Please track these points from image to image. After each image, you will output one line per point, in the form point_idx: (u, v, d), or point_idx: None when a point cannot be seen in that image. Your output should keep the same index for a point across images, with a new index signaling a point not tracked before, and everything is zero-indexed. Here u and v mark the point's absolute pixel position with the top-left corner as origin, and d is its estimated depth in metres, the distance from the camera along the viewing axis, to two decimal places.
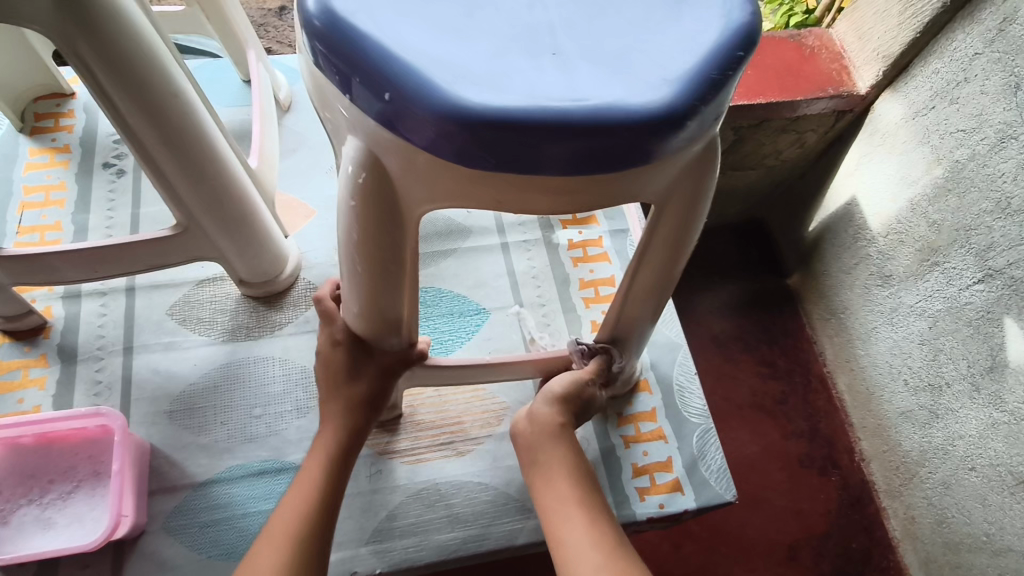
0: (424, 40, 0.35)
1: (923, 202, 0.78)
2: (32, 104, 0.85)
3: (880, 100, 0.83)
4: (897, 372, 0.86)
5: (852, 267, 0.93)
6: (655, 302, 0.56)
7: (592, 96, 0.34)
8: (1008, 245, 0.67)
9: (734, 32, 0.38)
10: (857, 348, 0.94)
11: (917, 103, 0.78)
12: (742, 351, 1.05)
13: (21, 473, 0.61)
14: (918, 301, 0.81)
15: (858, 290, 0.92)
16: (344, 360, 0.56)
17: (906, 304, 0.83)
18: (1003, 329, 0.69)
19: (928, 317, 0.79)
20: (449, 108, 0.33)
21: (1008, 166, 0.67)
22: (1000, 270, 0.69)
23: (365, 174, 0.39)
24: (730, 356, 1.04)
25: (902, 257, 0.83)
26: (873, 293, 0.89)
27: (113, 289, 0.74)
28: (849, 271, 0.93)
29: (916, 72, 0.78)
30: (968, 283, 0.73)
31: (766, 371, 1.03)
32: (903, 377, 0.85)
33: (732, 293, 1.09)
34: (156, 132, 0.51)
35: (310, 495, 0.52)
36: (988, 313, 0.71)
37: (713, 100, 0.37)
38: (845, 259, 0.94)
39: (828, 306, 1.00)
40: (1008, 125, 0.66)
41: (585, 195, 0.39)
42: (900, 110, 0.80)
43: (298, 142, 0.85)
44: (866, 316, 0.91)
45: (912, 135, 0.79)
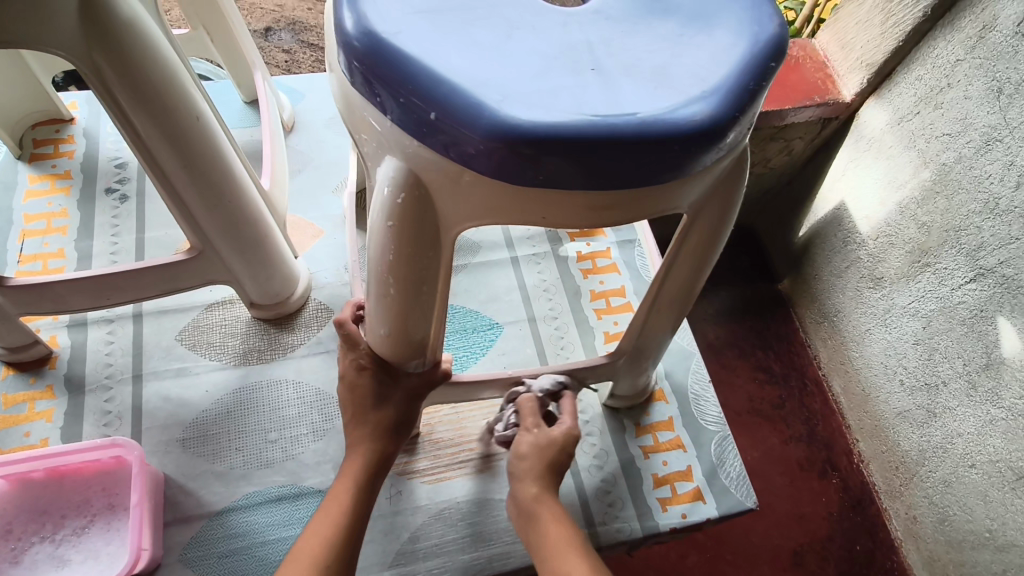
0: (467, 60, 0.35)
1: (912, 205, 0.80)
2: (30, 131, 0.83)
3: (866, 107, 0.86)
4: (893, 373, 0.87)
5: (844, 271, 0.94)
6: (678, 312, 0.56)
7: (638, 111, 0.34)
8: (998, 244, 0.69)
9: (766, 43, 0.38)
10: (851, 350, 0.95)
11: (901, 109, 0.80)
12: (737, 357, 1.05)
13: (33, 509, 0.59)
14: (911, 302, 0.82)
15: (850, 293, 0.93)
16: (370, 384, 0.55)
17: (899, 305, 0.84)
18: (996, 327, 0.71)
19: (922, 317, 0.81)
20: (498, 127, 0.33)
21: (994, 168, 0.69)
22: (991, 268, 0.70)
23: (404, 195, 0.38)
24: (727, 364, 1.05)
25: (893, 259, 0.84)
26: (866, 296, 0.90)
27: (120, 316, 0.73)
28: (840, 275, 0.95)
29: (900, 79, 0.80)
30: (960, 283, 0.74)
31: (763, 377, 1.04)
32: (899, 378, 0.86)
33: (725, 301, 1.10)
34: (176, 155, 0.52)
35: (337, 520, 0.51)
36: (981, 312, 0.72)
37: (749, 110, 0.37)
38: (836, 263, 0.95)
39: (821, 310, 1.01)
40: (993, 128, 0.68)
41: (627, 208, 0.39)
42: (886, 116, 0.83)
43: (301, 162, 0.84)
44: (859, 319, 0.93)
45: (897, 141, 0.81)
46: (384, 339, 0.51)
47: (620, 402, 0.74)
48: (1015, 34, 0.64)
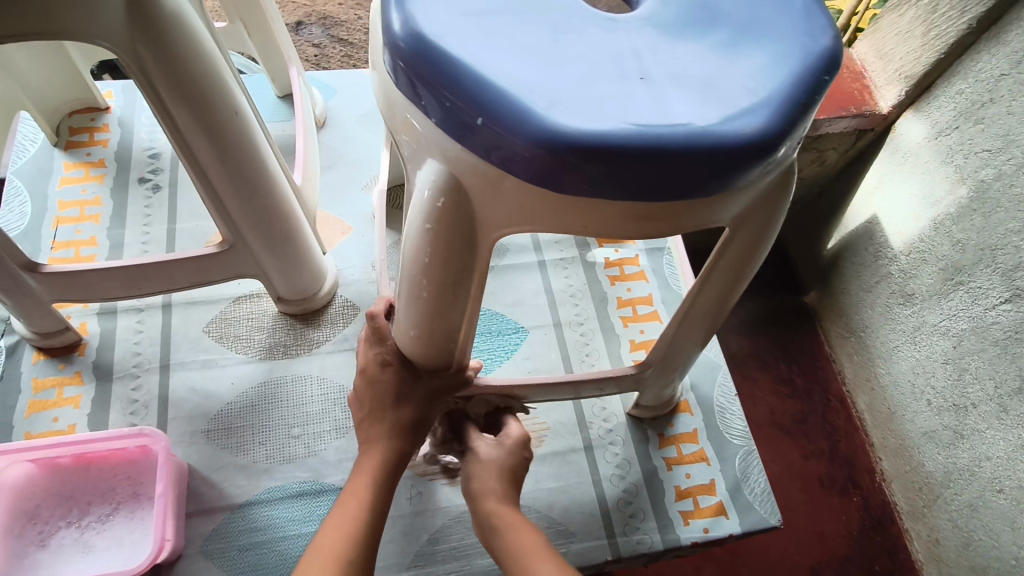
0: (514, 65, 0.34)
1: (947, 221, 0.78)
2: (67, 119, 0.84)
3: (901, 120, 0.84)
4: (920, 392, 0.85)
5: (873, 286, 0.92)
6: (710, 325, 0.55)
7: (687, 122, 0.34)
8: None
9: (819, 56, 0.37)
10: (878, 367, 0.93)
11: (940, 123, 0.78)
12: (759, 369, 1.03)
13: (60, 494, 0.59)
14: (942, 321, 0.80)
15: (879, 309, 0.91)
16: (393, 382, 0.54)
17: (929, 323, 0.82)
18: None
19: (953, 336, 0.79)
20: (545, 134, 0.33)
21: None
22: None
23: (444, 198, 0.38)
24: (748, 376, 1.03)
25: (925, 276, 0.82)
26: (895, 312, 0.88)
27: (150, 305, 0.73)
28: (869, 290, 0.93)
29: (939, 93, 0.78)
30: (995, 303, 0.72)
31: (784, 391, 1.02)
32: (926, 397, 0.84)
33: (750, 311, 1.08)
34: (214, 149, 0.52)
35: (357, 516, 0.51)
36: (1015, 333, 0.70)
37: (800, 124, 0.36)
38: (865, 278, 0.93)
39: (847, 325, 0.99)
40: None
41: (673, 220, 0.38)
42: (923, 129, 0.81)
43: (331, 158, 0.84)
44: (886, 335, 0.91)
45: (934, 155, 0.79)
46: (413, 340, 0.50)
47: (643, 413, 0.73)
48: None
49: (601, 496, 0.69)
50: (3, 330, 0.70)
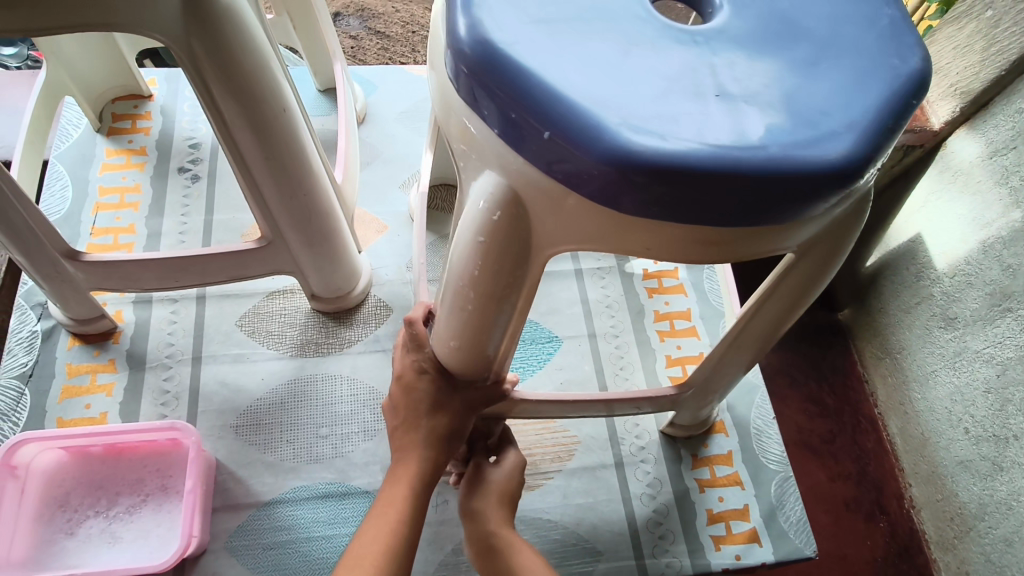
0: (586, 77, 0.32)
1: (997, 245, 0.75)
2: (110, 105, 0.85)
3: (953, 136, 0.80)
4: (957, 420, 0.82)
5: (912, 307, 0.89)
6: (758, 349, 0.53)
7: (768, 145, 0.32)
8: None
9: (906, 79, 0.35)
10: (913, 392, 0.90)
11: (996, 142, 0.74)
12: (787, 386, 0.98)
13: (90, 483, 0.59)
14: (986, 347, 0.77)
15: (917, 331, 0.88)
16: (428, 391, 0.53)
17: (972, 349, 0.79)
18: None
19: (996, 364, 0.75)
20: (617, 153, 0.31)
21: None
22: None
23: (500, 212, 0.36)
24: (775, 392, 0.97)
25: (969, 300, 0.79)
26: (934, 335, 0.85)
27: (184, 296, 0.73)
28: (908, 310, 0.90)
29: (997, 111, 0.75)
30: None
31: (813, 409, 0.97)
32: (964, 425, 0.81)
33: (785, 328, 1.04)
34: (260, 145, 0.51)
35: (394, 527, 0.50)
36: None
37: (884, 151, 0.34)
38: (904, 298, 0.90)
39: (881, 345, 0.96)
40: None
41: (741, 247, 0.36)
42: (977, 148, 0.77)
43: (370, 155, 0.83)
44: (923, 358, 0.87)
45: (988, 175, 0.76)
46: (452, 349, 0.49)
47: (677, 431, 0.71)
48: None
49: (630, 515, 0.67)
50: (40, 314, 0.71)
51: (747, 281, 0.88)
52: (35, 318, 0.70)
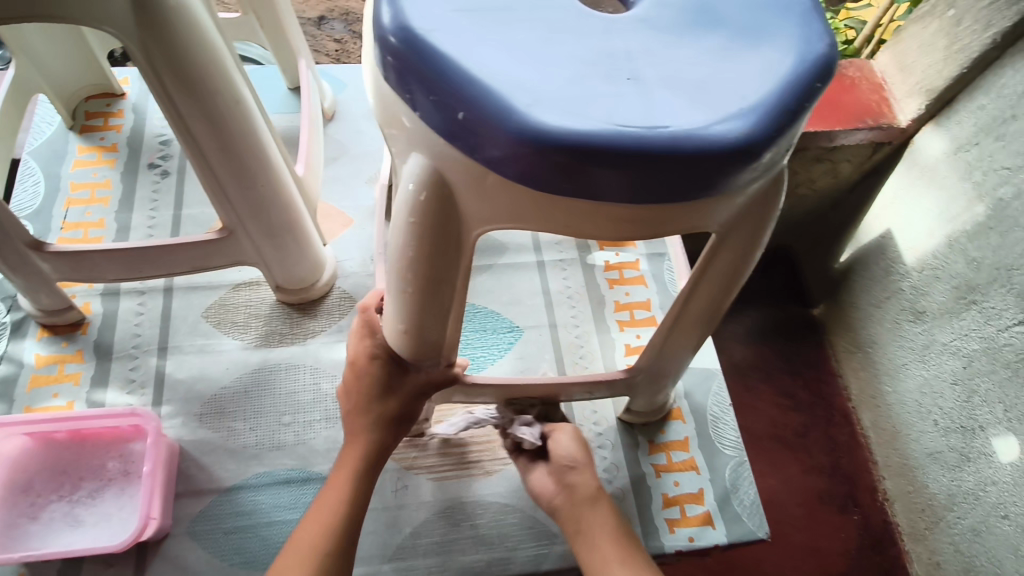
0: (502, 61, 0.34)
1: (962, 239, 0.77)
2: (83, 103, 0.86)
3: (920, 134, 0.82)
4: (926, 412, 0.84)
5: (883, 301, 0.91)
6: (701, 332, 0.55)
7: (672, 124, 0.33)
8: None
9: (812, 63, 0.37)
10: (883, 385, 0.92)
11: (961, 138, 0.77)
12: (764, 381, 1.00)
13: (54, 469, 0.60)
14: (953, 340, 0.79)
15: (888, 325, 0.90)
16: (380, 375, 0.54)
17: (940, 342, 0.81)
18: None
19: (963, 356, 0.78)
20: (526, 132, 0.33)
21: None
22: None
23: (426, 193, 0.38)
24: (751, 386, 1.00)
25: (936, 294, 0.81)
26: (905, 329, 0.87)
27: (152, 288, 0.74)
28: (879, 305, 0.92)
29: (960, 107, 0.77)
30: (1008, 324, 0.71)
31: (786, 403, 0.99)
32: (933, 417, 0.83)
33: (755, 321, 1.05)
34: (215, 136, 0.53)
35: (337, 507, 0.52)
36: None
37: (789, 131, 0.36)
38: (875, 292, 0.92)
39: (853, 339, 0.98)
40: None
41: (654, 224, 0.38)
42: (943, 144, 0.79)
43: (338, 151, 0.85)
44: (894, 352, 0.89)
45: (953, 170, 0.78)
46: (400, 335, 0.51)
47: (634, 418, 0.73)
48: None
49: None
50: (10, 307, 0.72)
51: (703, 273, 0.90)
52: (5, 310, 0.71)
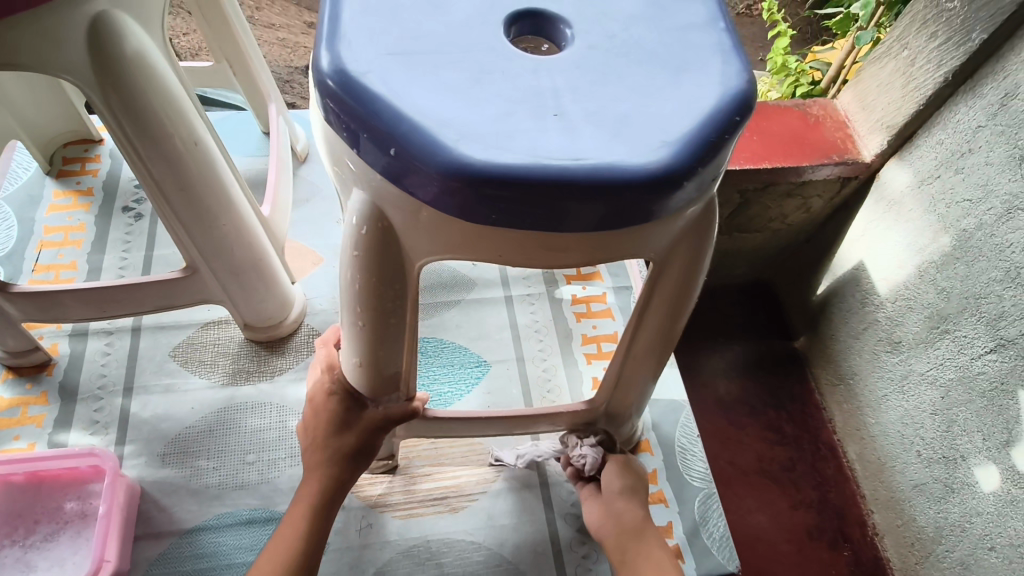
0: (432, 102, 0.36)
1: (930, 269, 0.78)
2: (61, 149, 0.88)
3: (886, 168, 0.84)
4: (909, 443, 0.84)
5: (861, 333, 0.92)
6: (657, 360, 0.56)
7: (594, 157, 0.35)
8: (1020, 314, 0.67)
9: (731, 98, 0.39)
10: (867, 417, 0.92)
11: (923, 171, 0.79)
12: (748, 416, 1.03)
13: (9, 512, 0.59)
14: (930, 370, 0.80)
15: (867, 356, 0.91)
16: (337, 412, 0.55)
17: (917, 371, 0.82)
18: (1017, 402, 0.68)
19: (940, 386, 0.78)
20: (452, 167, 0.34)
21: (1016, 236, 0.67)
22: (1012, 339, 0.68)
23: (368, 226, 0.40)
24: (736, 421, 1.02)
25: (911, 324, 0.82)
26: (883, 360, 0.88)
27: (120, 329, 0.75)
28: (858, 336, 0.93)
29: (920, 142, 0.79)
30: (980, 353, 0.72)
31: (773, 437, 1.00)
32: (916, 449, 0.83)
33: (738, 354, 1.08)
34: (175, 177, 0.54)
35: (291, 547, 0.52)
36: (1002, 384, 0.70)
37: (711, 162, 0.38)
38: (852, 324, 0.93)
39: (836, 371, 0.99)
40: (1014, 196, 0.67)
41: (585, 252, 0.40)
42: (907, 177, 0.81)
43: (310, 192, 0.87)
44: (875, 384, 0.90)
45: (918, 204, 0.80)
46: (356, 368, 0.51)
47: None
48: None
49: (554, 534, 0.67)
50: None
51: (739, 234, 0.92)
52: None
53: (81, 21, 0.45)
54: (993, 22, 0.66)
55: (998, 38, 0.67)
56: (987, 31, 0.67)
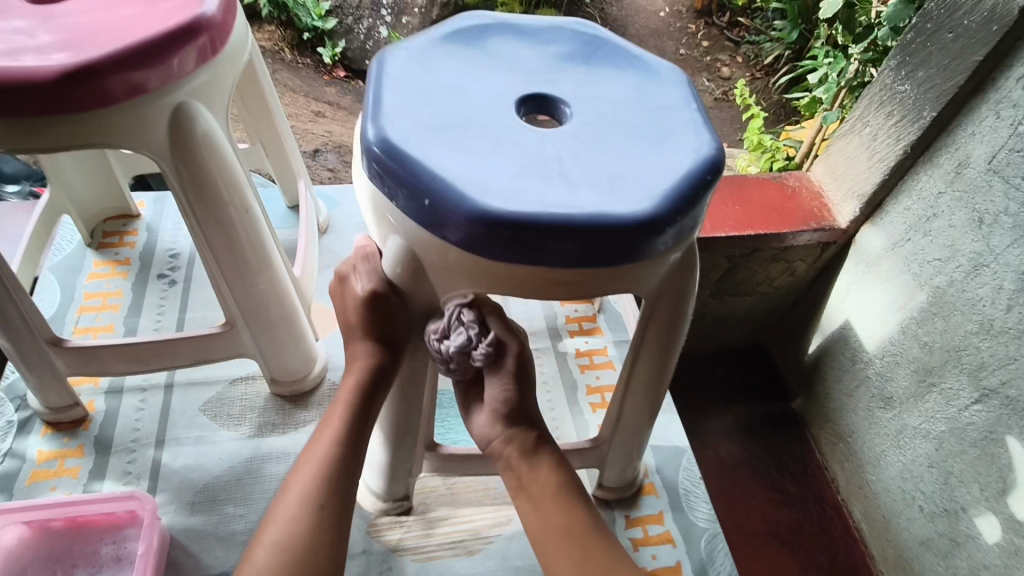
0: (460, 164, 0.44)
1: (912, 325, 0.84)
2: (101, 224, 0.96)
3: (861, 233, 0.93)
4: (911, 498, 0.87)
5: (854, 390, 0.97)
6: (652, 396, 0.62)
7: (591, 206, 0.43)
8: (998, 364, 0.72)
9: (704, 161, 0.47)
10: (868, 474, 0.96)
11: (895, 235, 0.87)
12: (752, 476, 1.08)
13: (48, 557, 0.62)
14: (922, 423, 0.84)
15: (863, 413, 0.96)
16: (369, 309, 0.52)
17: (910, 425, 0.86)
18: (1007, 449, 0.72)
19: (933, 438, 0.82)
20: (477, 214, 0.42)
21: (985, 291, 0.73)
22: (994, 389, 0.73)
23: (403, 268, 0.48)
24: (740, 482, 1.07)
25: (899, 378, 0.87)
26: (877, 416, 0.92)
27: (153, 385, 0.80)
28: (851, 394, 0.98)
29: (889, 209, 0.88)
30: (966, 403, 0.77)
31: (778, 499, 1.05)
32: (918, 503, 0.86)
33: (737, 418, 1.14)
34: (224, 238, 0.62)
35: (339, 427, 0.53)
36: (990, 433, 0.74)
37: (689, 212, 0.46)
38: (845, 381, 0.99)
39: (835, 431, 1.03)
40: (979, 254, 0.74)
41: (579, 286, 0.46)
42: (881, 239, 0.89)
43: (330, 259, 0.95)
44: (873, 440, 0.94)
45: (895, 264, 0.87)
46: (388, 370, 0.54)
47: (608, 494, 0.76)
48: (987, 170, 0.72)
49: None
50: (18, 406, 0.77)
51: (766, 248, 0.95)
52: (13, 409, 0.76)
53: (163, 108, 0.54)
54: (939, 102, 0.76)
55: (946, 115, 0.76)
56: (936, 110, 0.76)
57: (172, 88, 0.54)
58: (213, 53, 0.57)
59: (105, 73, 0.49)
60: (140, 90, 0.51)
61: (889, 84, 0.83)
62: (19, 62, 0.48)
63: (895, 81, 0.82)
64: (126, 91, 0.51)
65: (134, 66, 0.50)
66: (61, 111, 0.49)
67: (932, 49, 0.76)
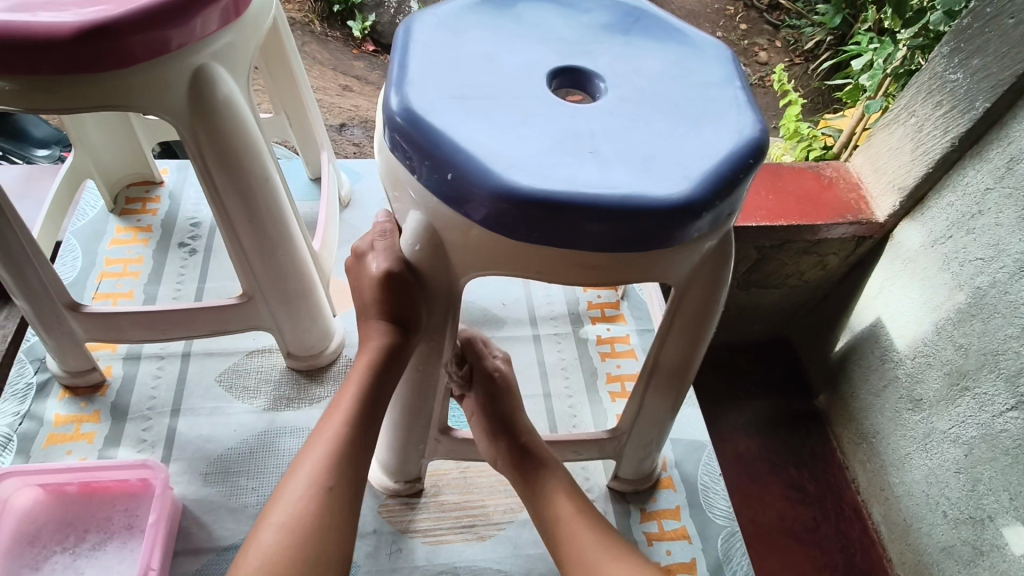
0: (486, 137, 0.41)
1: (948, 325, 0.80)
2: (124, 190, 0.96)
3: (899, 228, 0.89)
4: (935, 503, 0.84)
5: (882, 391, 0.93)
6: (676, 388, 0.60)
7: (624, 186, 0.40)
8: None
9: (747, 142, 0.44)
10: (891, 476, 0.92)
11: (935, 232, 0.83)
12: (769, 473, 1.05)
13: (61, 520, 0.63)
14: (951, 427, 0.80)
15: (889, 414, 0.92)
16: (386, 287, 0.51)
17: (939, 430, 0.82)
18: None
19: (963, 444, 0.79)
20: (502, 190, 0.39)
21: None
22: None
23: (422, 244, 0.46)
24: (758, 478, 1.05)
25: (931, 380, 0.83)
26: (904, 417, 0.89)
27: (171, 354, 0.80)
28: (878, 394, 0.94)
29: (932, 204, 0.83)
30: (1001, 410, 0.73)
31: (795, 496, 1.02)
32: (942, 509, 0.83)
33: (758, 412, 1.11)
34: (244, 207, 0.60)
35: (351, 405, 0.51)
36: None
37: (728, 198, 0.43)
38: (872, 380, 0.95)
39: (858, 431, 0.99)
40: None
41: (608, 270, 0.44)
42: (920, 237, 0.85)
43: (351, 234, 0.93)
44: (898, 442, 0.90)
45: (933, 262, 0.83)
46: (402, 350, 0.53)
47: (624, 486, 0.75)
48: None
49: None
50: (38, 368, 0.77)
51: (800, 238, 0.91)
52: (32, 371, 0.77)
53: (185, 71, 0.52)
54: (994, 92, 0.71)
55: (1000, 107, 0.71)
56: (989, 101, 0.71)
57: (195, 50, 0.52)
58: (236, 15, 0.55)
59: (125, 31, 0.47)
60: (161, 50, 0.50)
61: (940, 72, 0.78)
62: (38, 18, 0.46)
63: (946, 69, 0.77)
64: (147, 51, 0.49)
65: (156, 25, 0.49)
66: (79, 70, 0.48)
67: (990, 36, 0.71)
